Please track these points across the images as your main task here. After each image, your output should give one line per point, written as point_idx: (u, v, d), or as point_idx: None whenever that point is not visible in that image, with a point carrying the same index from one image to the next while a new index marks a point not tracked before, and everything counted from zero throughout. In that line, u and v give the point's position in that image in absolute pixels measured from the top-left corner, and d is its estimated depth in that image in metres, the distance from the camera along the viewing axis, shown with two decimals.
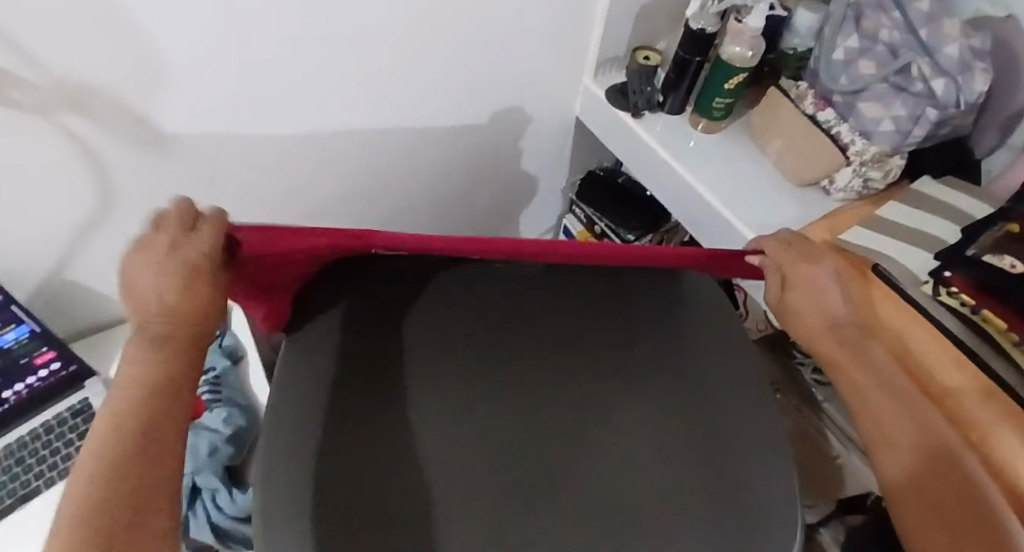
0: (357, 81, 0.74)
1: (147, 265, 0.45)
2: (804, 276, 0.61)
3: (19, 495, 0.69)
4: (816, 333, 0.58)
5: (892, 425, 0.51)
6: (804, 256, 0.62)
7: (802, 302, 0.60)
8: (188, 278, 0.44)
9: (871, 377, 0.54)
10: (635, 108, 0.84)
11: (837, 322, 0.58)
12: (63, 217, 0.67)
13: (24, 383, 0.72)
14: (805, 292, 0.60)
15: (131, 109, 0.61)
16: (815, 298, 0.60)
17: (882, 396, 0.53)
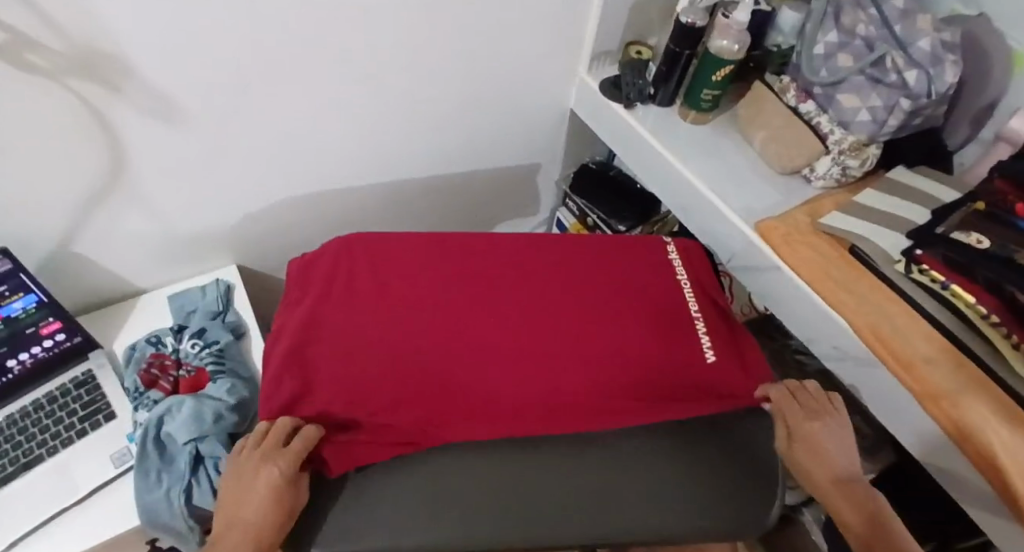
0: (362, 62, 0.77)
1: (240, 480, 0.51)
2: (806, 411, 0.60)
3: (22, 462, 0.70)
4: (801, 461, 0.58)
5: (868, 523, 0.54)
6: (813, 411, 0.60)
7: (806, 448, 0.57)
8: (272, 500, 0.50)
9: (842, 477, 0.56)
10: (628, 99, 0.88)
11: (843, 470, 0.57)
12: (73, 188, 0.69)
13: (29, 353, 0.72)
14: (813, 451, 0.57)
15: (141, 78, 0.63)
16: (822, 449, 0.57)
17: (865, 508, 0.54)
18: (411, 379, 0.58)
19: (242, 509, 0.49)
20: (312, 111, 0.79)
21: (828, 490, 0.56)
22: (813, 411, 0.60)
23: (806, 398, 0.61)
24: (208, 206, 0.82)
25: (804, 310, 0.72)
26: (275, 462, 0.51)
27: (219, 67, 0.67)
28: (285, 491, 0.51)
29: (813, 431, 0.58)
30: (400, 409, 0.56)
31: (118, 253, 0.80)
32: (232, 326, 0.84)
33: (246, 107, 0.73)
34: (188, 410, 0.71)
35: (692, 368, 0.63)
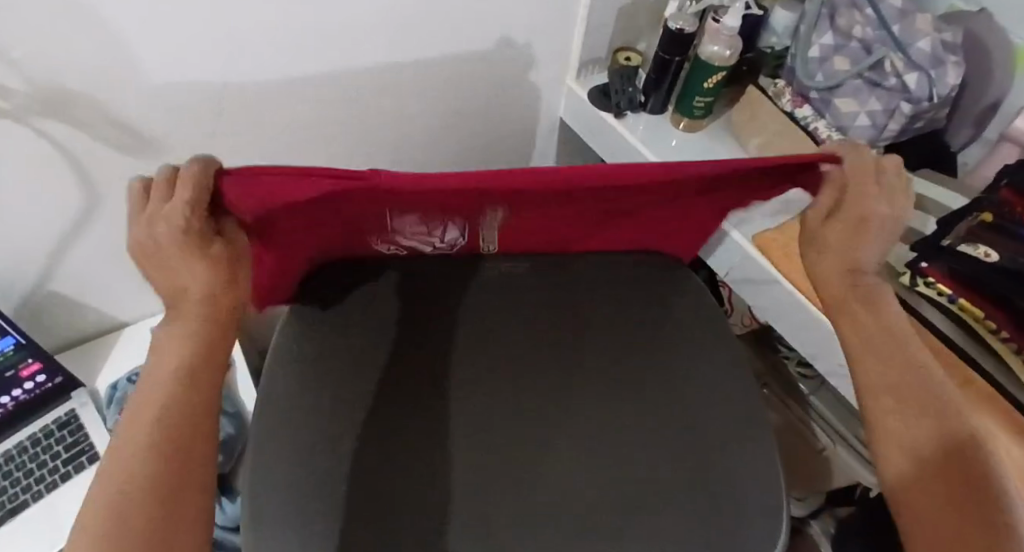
0: (342, 84, 0.74)
1: (167, 251, 0.43)
2: (862, 214, 0.48)
3: (6, 508, 0.69)
4: (836, 283, 0.52)
5: (885, 363, 0.49)
6: (893, 192, 0.48)
7: (835, 231, 0.51)
8: (215, 270, 0.45)
9: (878, 333, 0.51)
10: (618, 108, 0.85)
11: (869, 267, 0.51)
12: (47, 227, 0.67)
13: (10, 395, 0.70)
14: (846, 228, 0.50)
15: (112, 115, 0.61)
16: (855, 242, 0.50)
17: (883, 346, 0.50)
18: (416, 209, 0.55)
19: (179, 287, 0.45)
20: (292, 136, 0.76)
21: (854, 329, 0.51)
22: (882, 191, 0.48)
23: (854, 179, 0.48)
24: None
25: (806, 326, 0.69)
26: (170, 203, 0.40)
27: (192, 99, 0.64)
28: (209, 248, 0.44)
29: (849, 232, 0.50)
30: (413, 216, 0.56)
31: (98, 288, 0.78)
32: None
33: (223, 137, 0.71)
34: None
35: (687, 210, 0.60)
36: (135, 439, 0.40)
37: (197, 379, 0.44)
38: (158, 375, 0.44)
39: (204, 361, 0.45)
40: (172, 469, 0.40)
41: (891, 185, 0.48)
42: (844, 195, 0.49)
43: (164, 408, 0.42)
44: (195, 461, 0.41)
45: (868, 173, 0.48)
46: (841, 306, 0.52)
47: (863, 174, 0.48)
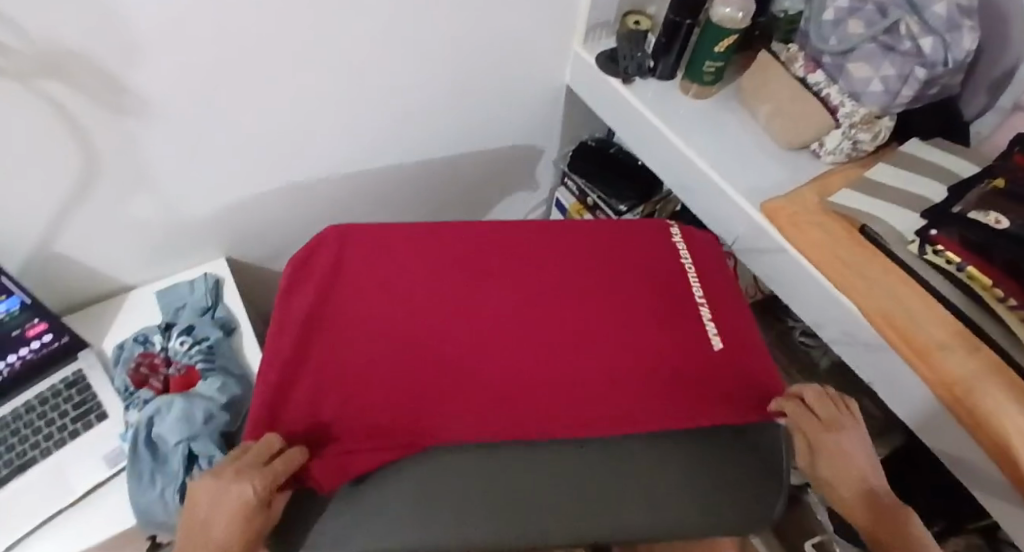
0: (346, 46, 0.73)
1: (213, 497, 0.44)
2: (832, 446, 0.52)
3: (15, 465, 0.69)
4: (848, 502, 0.50)
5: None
6: (831, 422, 0.53)
7: (826, 435, 0.52)
8: (243, 526, 0.43)
9: (897, 533, 0.49)
10: (626, 74, 0.84)
11: (874, 486, 0.51)
12: (49, 189, 0.67)
13: (18, 354, 0.70)
14: (849, 438, 0.52)
15: (112, 75, 0.60)
16: (850, 457, 0.52)
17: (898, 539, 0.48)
18: (396, 448, 0.49)
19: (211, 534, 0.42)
20: (294, 100, 0.75)
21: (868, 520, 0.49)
22: (834, 418, 0.54)
23: (822, 406, 0.54)
24: (193, 201, 0.80)
25: (811, 295, 0.69)
26: (257, 484, 0.44)
27: (190, 59, 0.63)
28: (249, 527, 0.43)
29: (841, 451, 0.52)
30: (382, 449, 0.49)
31: (103, 251, 0.78)
32: (223, 321, 0.81)
33: (223, 99, 0.70)
34: (177, 410, 0.69)
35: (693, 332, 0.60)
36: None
37: None
38: None
39: None
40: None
41: (824, 416, 0.53)
42: (805, 433, 0.53)
43: None
44: None
45: (802, 411, 0.54)
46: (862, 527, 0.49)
47: (801, 416, 0.54)
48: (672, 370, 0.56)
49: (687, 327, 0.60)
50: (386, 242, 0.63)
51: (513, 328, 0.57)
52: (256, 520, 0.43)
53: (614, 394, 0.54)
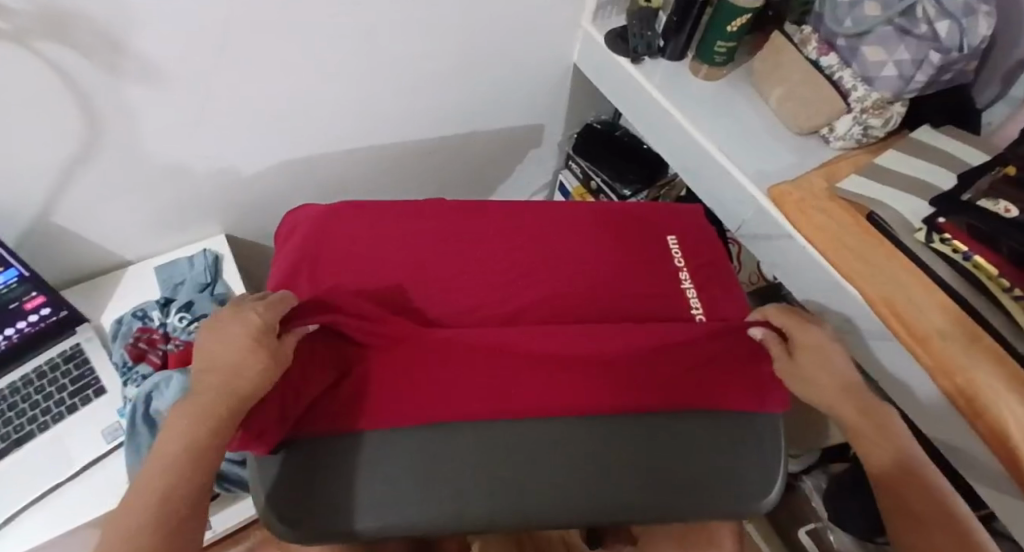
0: (351, 18, 0.71)
1: (228, 325, 0.46)
2: (813, 341, 0.55)
3: (13, 438, 0.69)
4: (835, 398, 0.53)
5: (901, 469, 0.48)
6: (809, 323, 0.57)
7: (804, 363, 0.55)
8: (256, 341, 0.45)
9: (894, 445, 0.49)
10: (635, 53, 0.82)
11: (855, 386, 0.53)
12: (46, 158, 0.66)
13: (15, 328, 0.70)
14: (820, 365, 0.54)
15: (111, 40, 0.59)
16: (831, 383, 0.53)
17: (891, 458, 0.49)
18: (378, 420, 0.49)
19: (227, 359, 0.44)
20: (297, 72, 0.74)
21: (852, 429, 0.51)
22: (814, 344, 0.55)
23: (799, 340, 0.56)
24: (193, 175, 0.79)
25: (816, 282, 0.69)
26: (259, 309, 0.48)
27: (191, 27, 0.62)
28: (261, 344, 0.45)
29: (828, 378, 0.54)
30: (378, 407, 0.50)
31: (103, 225, 0.78)
32: (221, 298, 0.80)
33: (224, 71, 0.68)
34: (177, 385, 0.68)
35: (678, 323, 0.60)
36: (165, 449, 0.40)
37: (217, 412, 0.42)
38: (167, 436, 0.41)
39: (210, 419, 0.42)
40: (197, 486, 0.40)
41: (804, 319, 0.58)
42: (791, 335, 0.56)
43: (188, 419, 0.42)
44: (206, 461, 0.41)
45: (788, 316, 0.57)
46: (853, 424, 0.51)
47: (786, 319, 0.57)
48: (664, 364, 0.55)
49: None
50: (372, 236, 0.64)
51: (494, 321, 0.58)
52: (265, 337, 0.46)
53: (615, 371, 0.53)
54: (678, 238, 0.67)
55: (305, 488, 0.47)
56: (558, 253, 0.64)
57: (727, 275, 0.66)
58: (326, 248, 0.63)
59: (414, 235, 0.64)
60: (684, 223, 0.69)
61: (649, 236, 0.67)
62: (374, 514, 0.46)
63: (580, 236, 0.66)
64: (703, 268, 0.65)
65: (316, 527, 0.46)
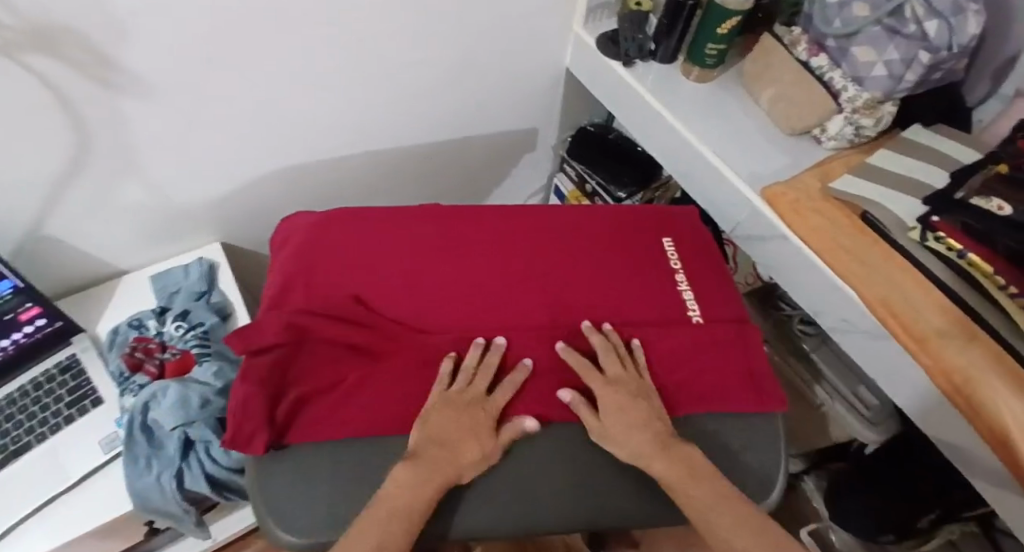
0: (343, 25, 0.71)
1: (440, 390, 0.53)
2: (620, 395, 0.52)
3: (10, 450, 0.69)
4: (644, 456, 0.49)
5: (719, 510, 0.47)
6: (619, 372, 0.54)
7: (614, 398, 0.52)
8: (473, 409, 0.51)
9: (734, 512, 0.47)
10: (627, 56, 0.83)
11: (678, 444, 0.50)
12: (39, 170, 0.66)
13: (10, 339, 0.69)
14: (620, 398, 0.52)
15: (101, 51, 0.59)
16: (636, 422, 0.51)
17: (714, 500, 0.47)
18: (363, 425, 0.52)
19: (617, 429, 0.51)
20: (290, 80, 0.74)
21: (670, 470, 0.48)
22: (614, 372, 0.54)
23: (615, 370, 0.54)
24: (187, 184, 0.79)
25: (812, 282, 0.69)
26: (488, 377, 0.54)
27: (180, 38, 0.62)
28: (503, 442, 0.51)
29: (628, 413, 0.51)
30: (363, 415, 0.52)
31: (98, 235, 0.77)
32: (217, 307, 0.80)
33: (216, 80, 0.69)
34: (173, 394, 0.67)
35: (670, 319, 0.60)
36: (394, 500, 0.45)
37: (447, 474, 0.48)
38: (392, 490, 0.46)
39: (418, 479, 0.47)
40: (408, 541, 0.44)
41: (623, 366, 0.55)
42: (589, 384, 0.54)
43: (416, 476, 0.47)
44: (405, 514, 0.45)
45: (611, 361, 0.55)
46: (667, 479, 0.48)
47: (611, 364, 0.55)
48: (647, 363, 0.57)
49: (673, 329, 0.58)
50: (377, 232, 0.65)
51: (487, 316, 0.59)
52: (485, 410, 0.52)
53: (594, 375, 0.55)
54: (674, 241, 0.67)
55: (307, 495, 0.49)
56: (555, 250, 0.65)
57: (723, 278, 0.65)
58: (326, 243, 0.64)
59: (413, 233, 0.65)
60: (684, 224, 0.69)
61: (643, 240, 0.66)
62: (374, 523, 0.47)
63: (576, 236, 0.66)
64: (700, 266, 0.65)
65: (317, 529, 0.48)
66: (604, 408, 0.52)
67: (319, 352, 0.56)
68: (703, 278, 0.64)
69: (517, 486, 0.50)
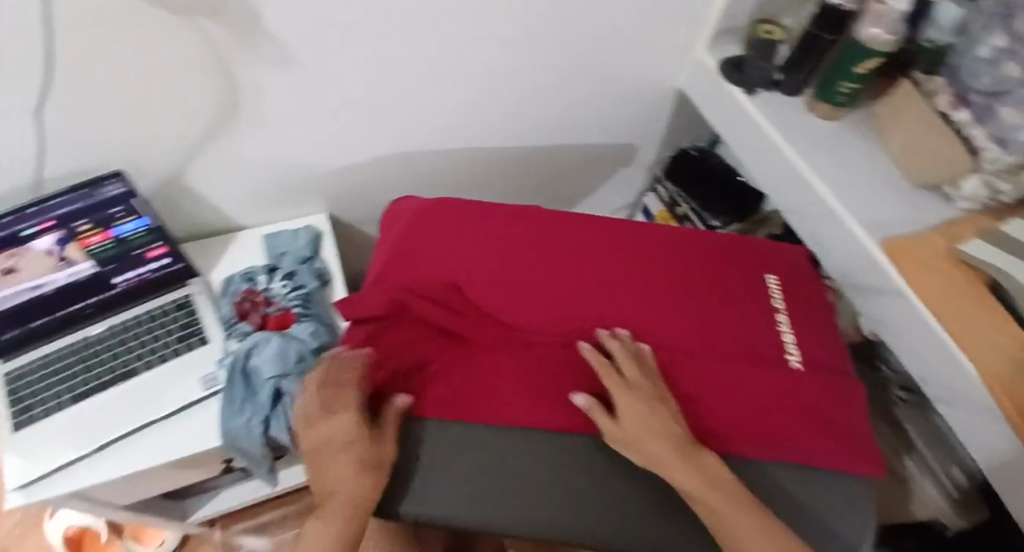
0: (478, 22, 0.74)
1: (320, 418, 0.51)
2: (631, 400, 0.52)
3: (121, 371, 0.76)
4: (665, 462, 0.49)
5: (753, 536, 0.46)
6: (625, 377, 0.54)
7: (627, 405, 0.52)
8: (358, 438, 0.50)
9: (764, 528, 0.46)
10: (750, 84, 0.82)
11: (689, 449, 0.50)
12: (187, 123, 0.71)
13: (134, 272, 0.76)
14: (638, 408, 0.51)
15: (262, 24, 0.63)
16: (653, 426, 0.51)
17: (747, 526, 0.46)
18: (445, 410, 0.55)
19: (634, 436, 0.51)
20: (418, 68, 0.77)
21: (700, 490, 0.48)
22: (624, 378, 0.53)
23: (624, 375, 0.54)
24: (310, 153, 0.84)
25: (921, 344, 0.66)
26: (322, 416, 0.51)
27: (333, 19, 0.66)
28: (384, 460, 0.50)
29: (646, 426, 0.51)
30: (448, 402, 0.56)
31: (223, 189, 0.84)
32: (318, 272, 0.86)
33: (354, 60, 0.72)
34: (274, 347, 0.72)
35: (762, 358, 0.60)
36: None
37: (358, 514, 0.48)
38: (306, 547, 0.48)
39: (322, 533, 0.48)
40: None
41: (629, 366, 0.54)
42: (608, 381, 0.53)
43: (317, 531, 0.48)
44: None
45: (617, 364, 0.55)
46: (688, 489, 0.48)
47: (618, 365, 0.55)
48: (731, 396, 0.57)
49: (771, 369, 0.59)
50: (487, 220, 0.68)
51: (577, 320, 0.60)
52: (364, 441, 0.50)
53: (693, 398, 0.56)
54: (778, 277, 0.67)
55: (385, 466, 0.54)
56: (655, 266, 0.65)
57: (825, 322, 0.65)
58: (425, 228, 0.67)
59: (514, 227, 0.67)
60: (790, 266, 0.69)
61: (748, 271, 0.67)
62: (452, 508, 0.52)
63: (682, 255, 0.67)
64: (804, 313, 0.65)
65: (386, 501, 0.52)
66: (625, 417, 0.51)
67: (415, 329, 0.59)
68: (805, 324, 0.63)
69: (543, 486, 0.53)
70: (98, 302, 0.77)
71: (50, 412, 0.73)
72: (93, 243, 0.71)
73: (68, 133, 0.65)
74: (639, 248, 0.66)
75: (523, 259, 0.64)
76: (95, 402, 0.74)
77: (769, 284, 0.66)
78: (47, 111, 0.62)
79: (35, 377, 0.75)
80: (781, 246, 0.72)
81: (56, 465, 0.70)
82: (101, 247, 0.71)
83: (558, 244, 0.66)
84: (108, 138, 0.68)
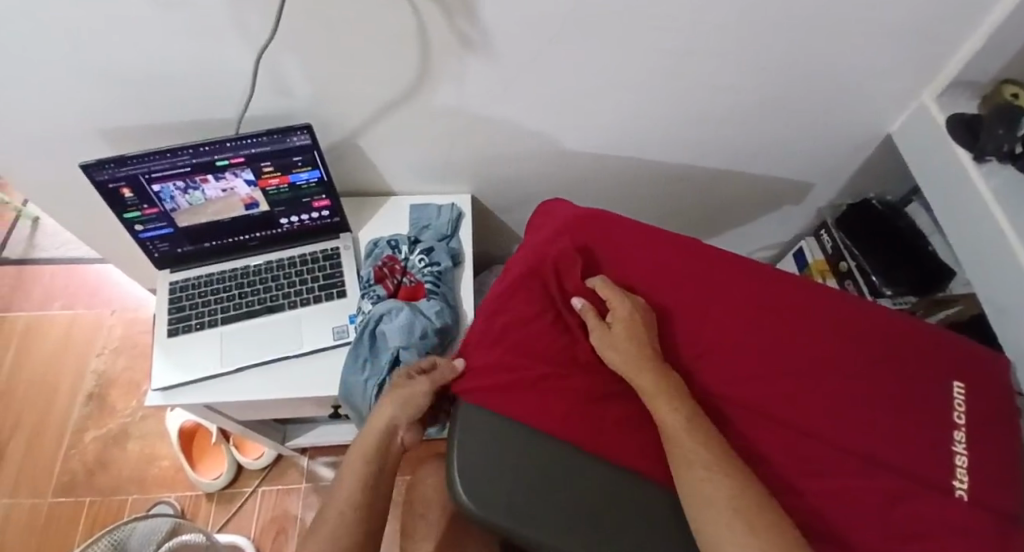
0: (686, 37, 0.70)
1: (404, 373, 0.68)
2: (640, 355, 0.59)
3: (268, 305, 0.83)
4: (668, 426, 0.55)
5: (714, 495, 0.51)
6: (640, 333, 0.61)
7: (621, 336, 0.60)
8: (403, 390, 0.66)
9: (740, 486, 0.51)
10: (981, 151, 0.72)
11: (693, 415, 0.56)
12: (381, 91, 0.75)
13: (298, 217, 0.83)
14: (643, 371, 0.58)
15: (472, 10, 0.64)
16: (658, 387, 0.57)
17: (721, 493, 0.51)
18: (564, 427, 0.60)
19: (629, 367, 0.59)
20: (610, 74, 0.76)
21: (691, 454, 0.53)
22: (627, 319, 0.61)
23: (632, 319, 0.61)
24: (482, 135, 0.86)
25: None
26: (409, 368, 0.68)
27: (539, 15, 0.65)
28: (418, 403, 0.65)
29: (657, 388, 0.57)
30: (572, 419, 0.60)
31: (395, 156, 0.88)
32: (453, 252, 0.87)
33: (547, 58, 0.72)
34: (403, 318, 0.76)
35: (907, 468, 0.56)
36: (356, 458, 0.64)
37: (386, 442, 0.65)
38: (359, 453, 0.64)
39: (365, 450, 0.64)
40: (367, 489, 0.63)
41: (639, 327, 0.61)
42: (612, 333, 0.61)
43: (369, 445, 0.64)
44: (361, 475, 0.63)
45: (630, 318, 0.61)
46: (680, 450, 0.54)
47: (621, 317, 0.61)
48: (856, 491, 0.55)
49: (932, 489, 0.55)
50: (669, 251, 0.69)
51: (724, 375, 0.62)
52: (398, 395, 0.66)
53: (837, 496, 0.55)
54: (964, 388, 0.61)
55: (509, 481, 0.57)
56: (827, 342, 0.63)
57: (1007, 450, 0.59)
58: (587, 242, 0.70)
59: (677, 266, 0.68)
60: (986, 383, 0.62)
61: (929, 372, 0.62)
62: (537, 526, 0.55)
63: (858, 340, 0.63)
64: (983, 442, 0.58)
65: (506, 515, 0.56)
66: (625, 351, 0.59)
67: (562, 343, 0.64)
68: (978, 450, 0.58)
69: (623, 534, 0.56)
70: (259, 236, 0.85)
71: (202, 327, 0.82)
72: (271, 184, 0.77)
73: (286, 78, 0.71)
74: (812, 321, 0.64)
75: (691, 301, 0.66)
76: (241, 327, 0.82)
77: (953, 395, 0.61)
78: (268, 52, 0.67)
79: (197, 291, 0.84)
80: (986, 353, 0.65)
81: (198, 376, 0.79)
82: (277, 190, 0.78)
83: (730, 294, 0.66)
84: (313, 90, 0.74)
